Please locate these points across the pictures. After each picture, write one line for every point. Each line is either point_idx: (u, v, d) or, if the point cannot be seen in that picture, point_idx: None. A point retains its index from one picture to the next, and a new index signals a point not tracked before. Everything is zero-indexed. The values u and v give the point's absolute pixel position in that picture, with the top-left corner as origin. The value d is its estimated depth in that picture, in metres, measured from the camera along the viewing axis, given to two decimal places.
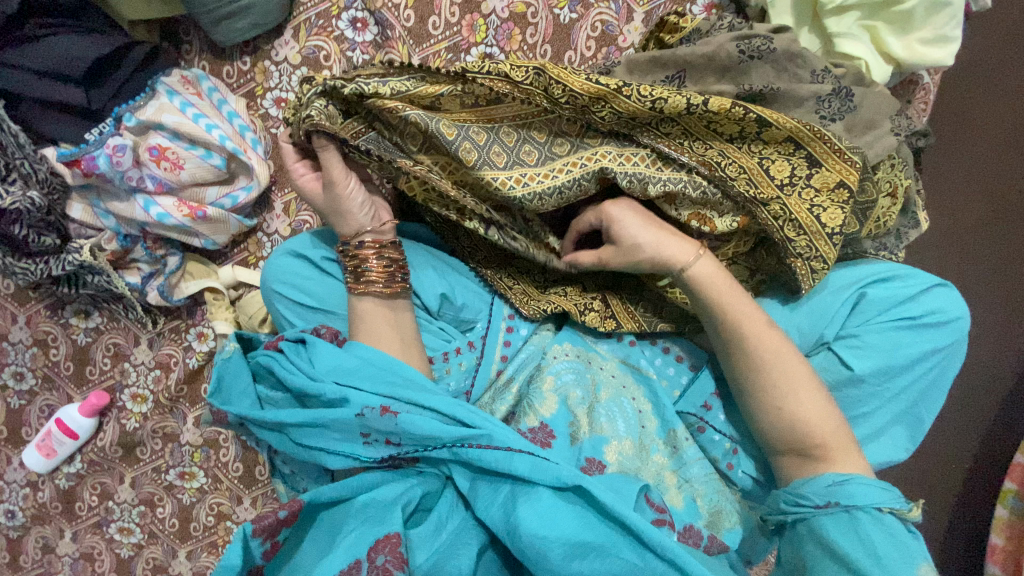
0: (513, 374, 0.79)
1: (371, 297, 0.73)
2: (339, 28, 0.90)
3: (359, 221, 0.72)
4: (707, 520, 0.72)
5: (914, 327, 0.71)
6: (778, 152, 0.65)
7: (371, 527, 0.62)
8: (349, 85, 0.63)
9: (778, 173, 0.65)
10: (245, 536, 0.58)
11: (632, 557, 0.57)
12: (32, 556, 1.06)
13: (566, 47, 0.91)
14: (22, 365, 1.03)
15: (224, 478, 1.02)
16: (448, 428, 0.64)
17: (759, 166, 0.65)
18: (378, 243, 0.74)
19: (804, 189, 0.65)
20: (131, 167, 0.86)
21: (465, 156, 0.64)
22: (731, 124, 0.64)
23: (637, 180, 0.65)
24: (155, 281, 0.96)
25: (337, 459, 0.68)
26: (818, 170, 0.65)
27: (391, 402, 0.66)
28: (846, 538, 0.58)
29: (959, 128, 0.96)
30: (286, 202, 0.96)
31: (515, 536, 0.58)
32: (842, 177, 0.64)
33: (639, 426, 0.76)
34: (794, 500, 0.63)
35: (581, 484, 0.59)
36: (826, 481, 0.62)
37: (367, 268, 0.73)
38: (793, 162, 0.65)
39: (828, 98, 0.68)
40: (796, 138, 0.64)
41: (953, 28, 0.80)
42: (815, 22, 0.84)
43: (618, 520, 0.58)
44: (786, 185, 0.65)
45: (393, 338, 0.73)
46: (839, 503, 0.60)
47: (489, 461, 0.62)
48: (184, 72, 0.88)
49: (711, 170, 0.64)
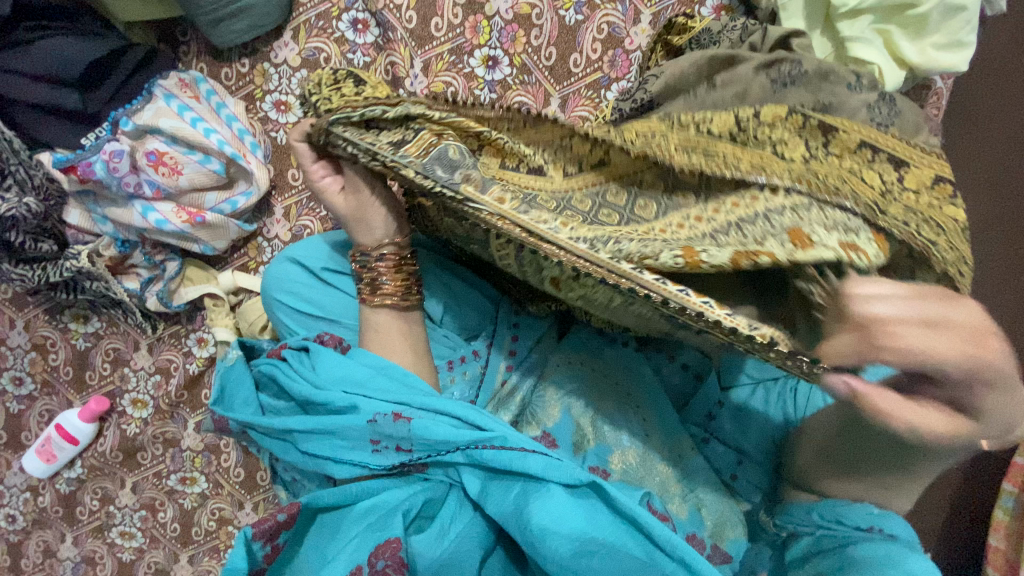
0: (517, 384, 0.78)
1: (387, 309, 0.70)
2: (339, 29, 0.89)
3: (381, 232, 0.67)
4: (711, 530, 0.70)
5: None
6: (859, 163, 0.60)
7: (371, 533, 0.61)
8: (394, 109, 0.51)
9: (872, 181, 0.58)
10: (247, 540, 0.56)
11: (641, 553, 0.56)
12: (33, 560, 1.06)
13: (571, 49, 0.89)
14: (21, 370, 1.02)
15: (225, 483, 1.02)
16: (464, 431, 0.63)
17: (853, 175, 0.57)
18: (398, 255, 0.68)
19: (904, 191, 0.58)
20: (128, 173, 0.84)
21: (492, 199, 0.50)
22: (794, 142, 0.60)
23: (736, 227, 0.51)
24: (154, 287, 0.95)
25: (344, 467, 0.66)
26: (907, 169, 0.60)
27: (403, 408, 0.65)
28: (880, 556, 0.58)
29: (967, 129, 0.94)
30: (287, 206, 0.94)
31: (524, 531, 0.57)
32: (936, 171, 0.60)
33: (645, 436, 0.74)
34: (835, 518, 0.62)
35: (596, 480, 0.58)
36: (871, 510, 0.62)
37: (382, 281, 0.69)
38: (880, 168, 0.59)
39: (876, 105, 0.63)
40: (869, 143, 0.61)
41: (968, 33, 0.78)
42: (828, 26, 0.83)
43: (629, 517, 0.57)
44: (886, 190, 0.57)
45: (403, 348, 0.71)
46: (882, 531, 0.60)
47: (505, 461, 0.61)
48: (182, 75, 0.86)
49: (814, 187, 0.53)
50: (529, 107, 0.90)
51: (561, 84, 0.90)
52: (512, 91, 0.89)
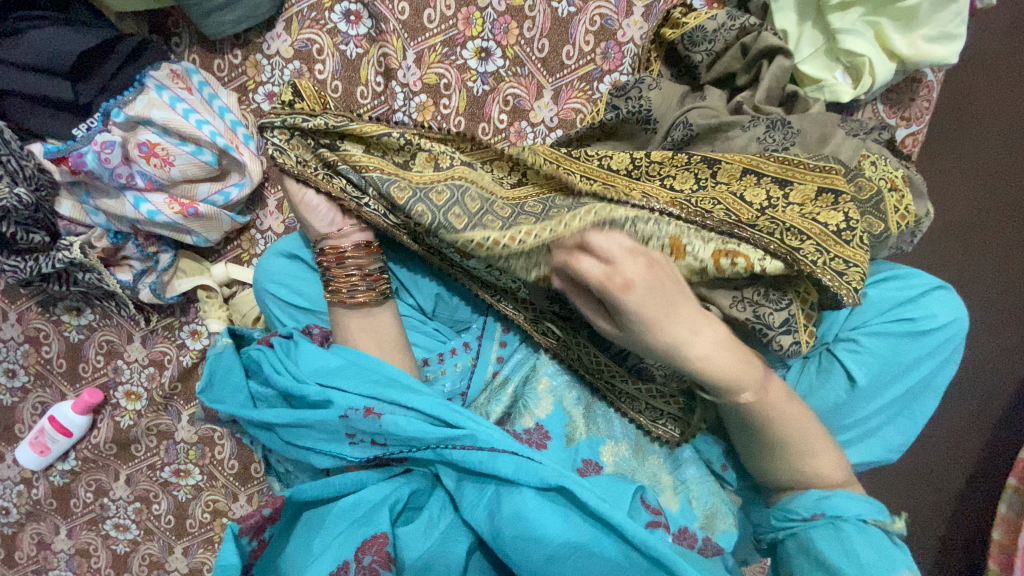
0: (509, 375, 0.77)
1: (345, 308, 0.70)
2: (332, 20, 0.88)
3: (317, 228, 0.69)
4: (701, 522, 0.70)
5: (910, 329, 0.71)
6: (742, 183, 0.66)
7: (358, 529, 0.61)
8: (315, 120, 0.66)
9: (754, 199, 0.64)
10: (233, 536, 0.62)
11: (615, 555, 0.56)
12: (28, 552, 1.06)
13: (564, 41, 0.89)
14: (15, 362, 1.02)
15: (219, 475, 1.02)
16: (431, 429, 0.63)
17: (732, 196, 0.65)
18: (337, 252, 0.69)
19: (787, 206, 0.64)
20: (120, 164, 0.84)
21: (456, 219, 0.63)
22: (684, 173, 0.68)
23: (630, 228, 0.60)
24: (148, 278, 0.95)
25: (325, 458, 0.67)
26: (790, 186, 0.65)
27: (376, 403, 0.65)
28: (834, 551, 0.57)
29: (956, 126, 0.95)
30: (280, 199, 0.95)
31: (498, 538, 0.58)
32: (820, 184, 0.64)
33: (635, 428, 0.75)
34: (783, 515, 0.62)
35: (563, 483, 0.58)
36: (813, 495, 0.61)
37: (337, 277, 0.70)
38: (765, 187, 0.65)
39: (767, 135, 0.72)
40: (752, 169, 0.66)
41: (958, 25, 0.79)
42: (819, 17, 0.83)
43: (601, 518, 0.57)
44: (765, 209, 0.64)
45: (369, 343, 0.71)
46: (825, 514, 0.60)
47: (475, 462, 0.61)
48: (173, 66, 0.86)
49: (686, 211, 0.62)
50: (522, 99, 0.90)
51: (554, 76, 0.90)
52: (505, 83, 0.90)
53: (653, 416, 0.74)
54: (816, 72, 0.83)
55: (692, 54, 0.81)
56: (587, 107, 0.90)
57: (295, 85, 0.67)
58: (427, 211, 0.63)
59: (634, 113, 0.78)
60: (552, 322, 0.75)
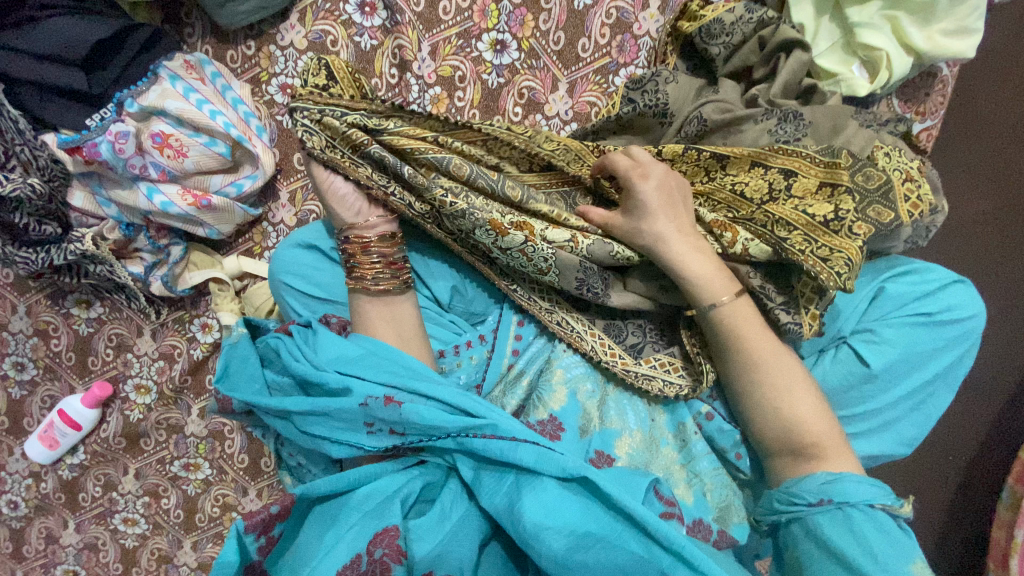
0: (524, 367, 0.76)
1: (364, 293, 0.70)
2: (347, 12, 0.88)
3: (343, 218, 0.69)
4: (715, 515, 0.71)
5: (927, 321, 0.71)
6: (750, 176, 0.67)
7: (371, 521, 0.60)
8: (353, 114, 0.65)
9: (754, 193, 0.66)
10: (239, 532, 0.58)
11: (637, 548, 0.56)
12: (35, 546, 1.05)
13: (579, 34, 0.89)
14: (23, 355, 1.01)
15: (229, 469, 1.02)
16: (452, 417, 0.62)
17: (733, 192, 0.67)
18: (361, 242, 0.69)
19: (787, 199, 0.65)
20: (133, 155, 0.83)
21: (512, 194, 0.67)
22: (694, 168, 0.70)
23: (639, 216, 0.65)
24: (159, 271, 0.95)
25: (341, 448, 0.66)
26: (795, 178, 0.65)
27: (395, 391, 0.64)
28: (843, 538, 0.56)
29: (969, 122, 0.95)
30: (293, 191, 0.95)
31: (517, 526, 0.57)
32: (823, 179, 0.64)
33: (649, 419, 0.74)
34: (788, 499, 0.61)
35: (586, 474, 0.58)
36: (819, 479, 0.59)
37: (358, 264, 0.70)
38: (768, 179, 0.66)
39: (778, 126, 0.72)
40: (761, 160, 0.67)
41: (976, 19, 0.78)
42: (837, 12, 0.83)
43: (621, 510, 0.57)
44: (766, 202, 0.65)
45: (389, 332, 0.70)
46: (832, 501, 0.58)
47: (496, 451, 0.61)
48: (187, 56, 0.84)
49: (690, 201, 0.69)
50: (537, 92, 0.90)
51: (569, 70, 0.89)
52: (520, 75, 0.89)
53: (673, 393, 0.72)
54: (832, 66, 0.83)
55: (709, 47, 0.81)
56: (602, 100, 0.90)
57: (328, 66, 0.64)
58: (487, 187, 0.67)
59: (650, 107, 0.77)
60: (565, 310, 0.75)
